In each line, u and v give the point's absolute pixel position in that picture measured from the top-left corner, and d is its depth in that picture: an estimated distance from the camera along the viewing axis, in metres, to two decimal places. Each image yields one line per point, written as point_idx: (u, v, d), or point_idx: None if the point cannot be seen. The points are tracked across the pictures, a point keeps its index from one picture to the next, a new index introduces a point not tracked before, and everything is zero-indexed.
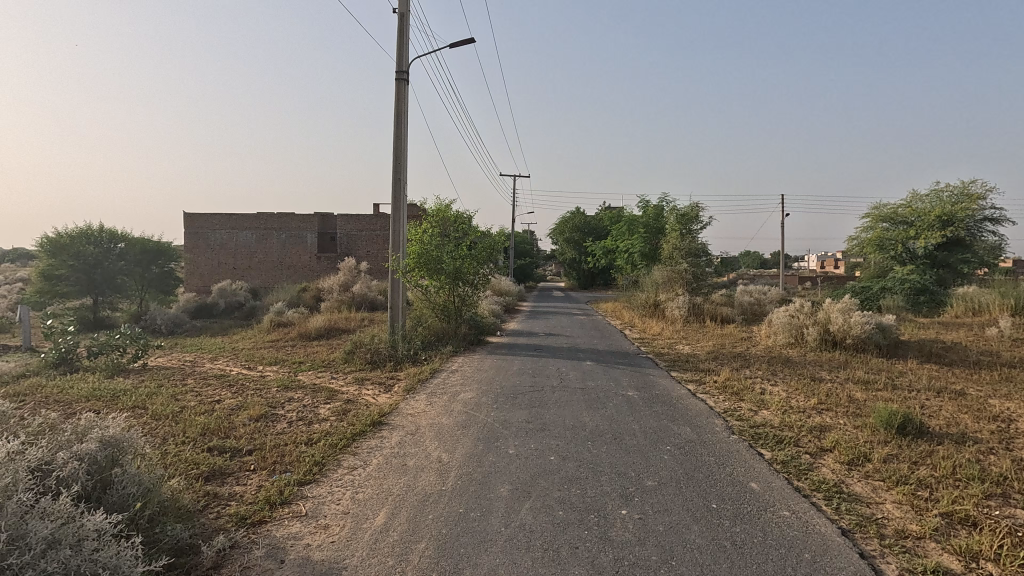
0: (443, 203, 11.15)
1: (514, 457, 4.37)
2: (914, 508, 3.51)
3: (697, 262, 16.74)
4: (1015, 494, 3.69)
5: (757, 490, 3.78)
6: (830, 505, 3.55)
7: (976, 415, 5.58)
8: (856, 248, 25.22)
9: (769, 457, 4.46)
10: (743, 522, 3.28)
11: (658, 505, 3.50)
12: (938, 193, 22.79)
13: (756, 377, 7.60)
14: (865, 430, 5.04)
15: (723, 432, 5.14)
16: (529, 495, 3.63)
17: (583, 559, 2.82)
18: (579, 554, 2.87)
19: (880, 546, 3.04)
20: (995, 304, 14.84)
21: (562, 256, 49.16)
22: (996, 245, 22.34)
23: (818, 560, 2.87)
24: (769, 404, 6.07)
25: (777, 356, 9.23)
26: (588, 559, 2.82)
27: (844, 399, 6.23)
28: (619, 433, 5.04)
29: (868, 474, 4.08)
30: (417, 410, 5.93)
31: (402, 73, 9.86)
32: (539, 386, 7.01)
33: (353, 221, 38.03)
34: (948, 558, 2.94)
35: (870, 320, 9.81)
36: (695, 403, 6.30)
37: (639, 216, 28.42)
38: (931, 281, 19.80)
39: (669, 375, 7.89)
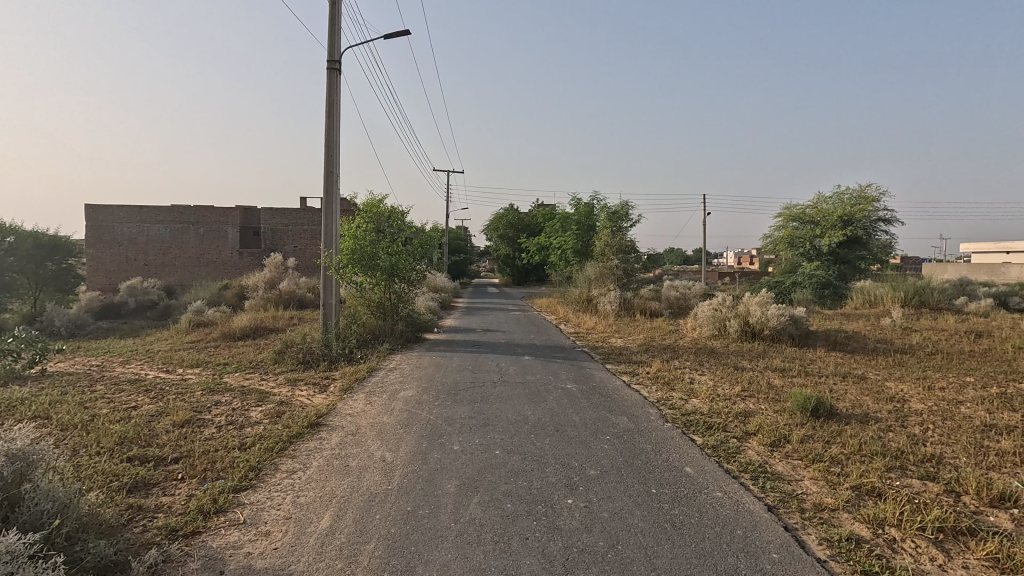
0: (376, 199, 10.88)
1: (460, 453, 4.36)
2: (829, 483, 3.83)
3: (627, 259, 17.36)
4: (911, 466, 4.12)
5: (691, 474, 3.99)
6: (757, 484, 3.82)
7: (875, 397, 6.16)
8: (770, 246, 27.01)
9: (700, 442, 4.72)
10: (680, 504, 3.46)
11: (602, 492, 3.62)
12: (840, 195, 24.82)
13: (685, 367, 8.01)
14: (784, 414, 5.45)
15: (658, 420, 5.38)
16: (477, 490, 3.64)
17: (534, 549, 2.87)
18: (529, 544, 2.92)
19: (801, 518, 3.31)
20: (889, 296, 16.41)
21: (496, 253, 49.39)
22: (888, 244, 24.74)
23: (749, 535, 3.07)
24: (698, 393, 6.42)
25: (703, 348, 9.73)
26: (538, 549, 2.87)
27: (764, 385, 6.71)
28: (561, 425, 5.14)
29: (788, 453, 4.41)
30: (356, 410, 5.77)
31: (334, 63, 9.51)
32: (479, 382, 7.02)
33: (277, 215, 36.34)
34: (859, 526, 3.24)
35: (785, 312, 10.57)
36: (630, 393, 6.54)
37: (571, 213, 29.05)
38: (834, 276, 21.56)
39: (604, 368, 8.14)
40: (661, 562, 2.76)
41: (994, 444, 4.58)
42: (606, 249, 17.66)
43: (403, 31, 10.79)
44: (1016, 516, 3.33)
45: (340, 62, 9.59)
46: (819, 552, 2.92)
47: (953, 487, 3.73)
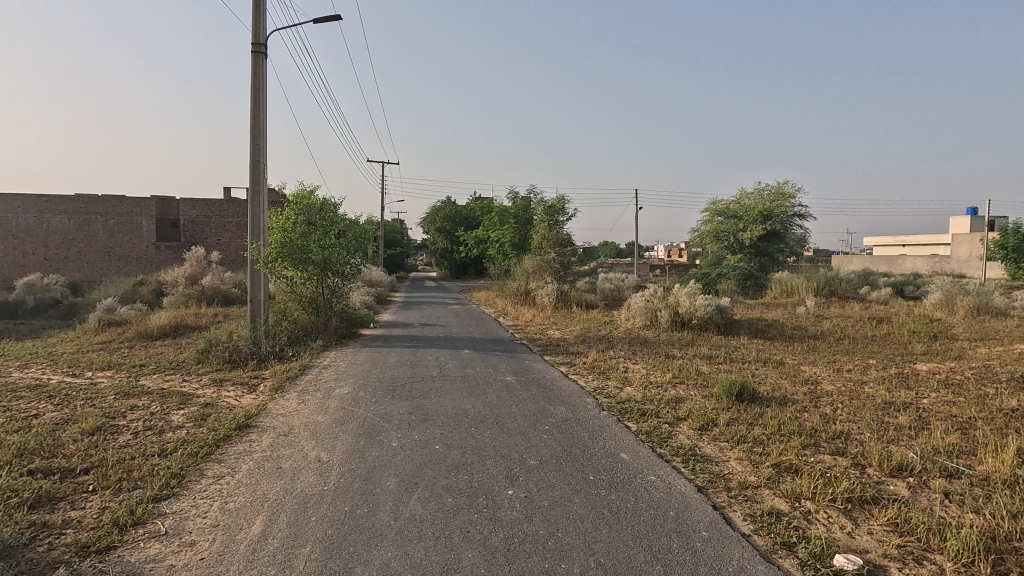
0: (306, 190, 10.46)
1: (398, 449, 4.30)
2: (752, 462, 4.07)
3: (564, 252, 17.67)
4: (823, 443, 4.46)
5: (627, 460, 4.13)
6: (687, 466, 4.01)
7: (791, 380, 6.62)
8: (697, 239, 28.29)
9: (635, 429, 4.89)
10: (617, 489, 3.58)
11: (542, 482, 3.68)
12: (760, 191, 26.37)
13: (620, 357, 8.27)
14: (712, 398, 5.74)
15: (595, 409, 5.53)
16: (417, 486, 3.60)
17: (475, 542, 2.87)
18: (471, 537, 2.92)
19: (728, 497, 3.51)
20: (804, 287, 17.63)
21: (434, 246, 48.87)
22: (802, 238, 26.54)
23: (681, 516, 3.22)
24: (632, 381, 6.65)
25: (636, 337, 10.07)
26: (480, 541, 2.88)
27: (693, 372, 7.04)
28: (501, 417, 5.18)
29: (715, 436, 4.66)
30: (288, 409, 5.54)
31: (260, 46, 9.02)
32: (418, 377, 6.94)
33: (198, 206, 34.19)
34: (779, 501, 3.47)
35: (712, 302, 11.13)
36: (567, 383, 6.67)
37: (508, 206, 29.16)
38: (755, 268, 22.90)
39: (543, 359, 8.27)
40: (600, 547, 2.84)
41: (893, 419, 5.04)
42: (543, 242, 17.91)
43: (333, 15, 10.39)
44: (911, 484, 3.68)
45: (266, 45, 9.10)
46: (744, 528, 3.10)
47: (859, 460, 4.07)
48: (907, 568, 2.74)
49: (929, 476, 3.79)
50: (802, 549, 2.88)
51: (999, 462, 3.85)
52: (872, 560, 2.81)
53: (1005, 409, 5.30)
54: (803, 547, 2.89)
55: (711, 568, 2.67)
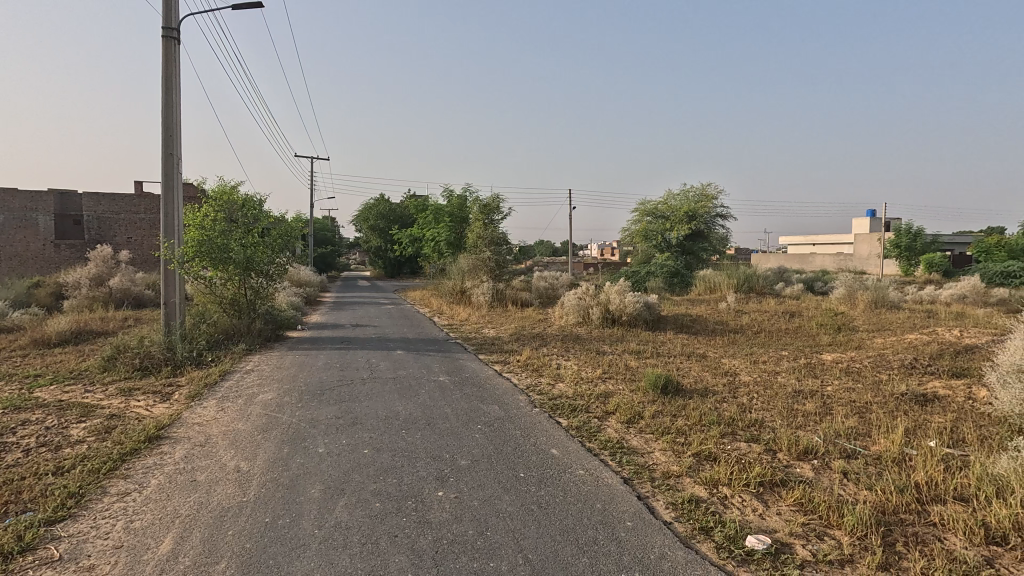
0: (227, 185, 9.90)
1: (325, 455, 4.16)
2: (674, 452, 4.26)
3: (499, 250, 17.76)
4: (739, 431, 4.73)
5: (557, 455, 4.20)
6: (615, 459, 4.13)
7: (712, 372, 6.98)
8: (628, 238, 29.25)
9: (565, 424, 4.99)
10: (546, 485, 3.64)
11: (473, 481, 3.68)
12: (685, 193, 27.66)
13: (553, 354, 8.40)
14: (639, 392, 5.96)
15: (527, 406, 5.59)
16: (343, 492, 3.49)
17: (403, 546, 2.83)
18: (398, 542, 2.87)
19: (651, 487, 3.65)
20: (725, 283, 18.63)
21: (367, 245, 47.72)
22: (724, 237, 28.07)
23: (607, 508, 3.32)
24: (564, 378, 6.78)
25: (569, 335, 10.28)
26: (408, 545, 2.84)
27: (622, 367, 7.27)
28: (433, 418, 5.12)
29: (641, 428, 4.84)
30: (206, 418, 5.23)
31: (171, 30, 8.44)
32: (347, 380, 6.74)
33: (105, 202, 31.61)
34: (699, 488, 3.65)
35: (640, 299, 11.56)
36: (501, 382, 6.71)
37: (443, 204, 28.94)
38: (681, 266, 23.97)
39: (476, 358, 8.27)
40: (528, 543, 2.88)
41: (801, 406, 5.43)
42: (478, 241, 17.92)
43: (255, 2, 9.89)
44: (816, 466, 3.98)
45: (179, 30, 8.54)
46: (666, 516, 3.24)
47: (770, 446, 4.35)
48: (809, 543, 2.96)
49: (830, 457, 4.11)
50: (718, 533, 3.04)
51: (889, 442, 4.25)
52: (780, 538, 3.02)
53: (896, 393, 5.85)
54: (719, 531, 3.05)
55: (635, 557, 2.77)
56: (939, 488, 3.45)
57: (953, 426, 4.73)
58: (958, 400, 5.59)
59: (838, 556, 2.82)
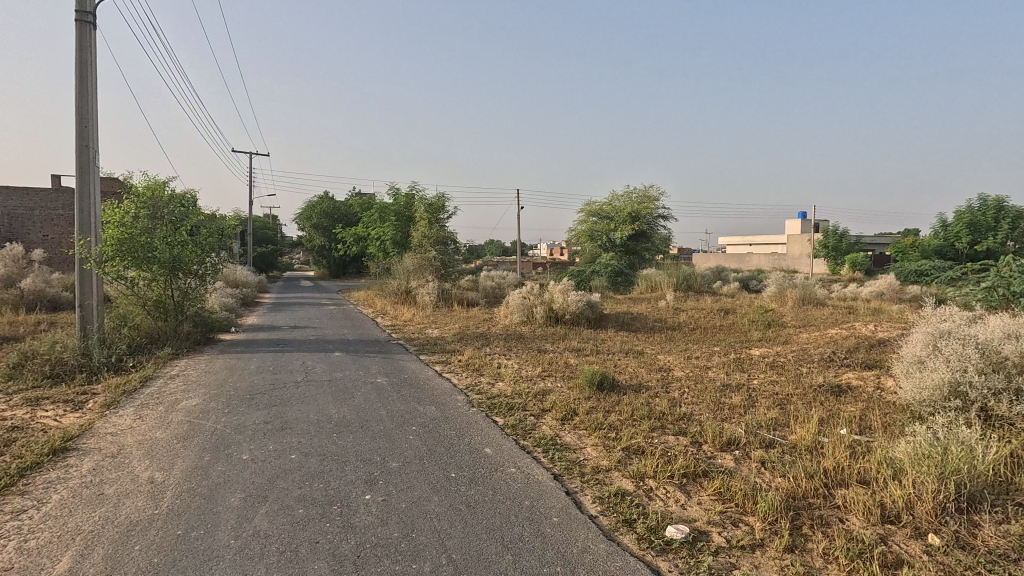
0: (152, 180, 9.37)
1: (249, 462, 4.00)
2: (605, 447, 4.36)
3: (444, 250, 17.66)
4: (669, 424, 4.90)
5: (490, 454, 4.22)
6: (547, 455, 4.20)
7: (648, 368, 7.20)
8: (574, 238, 29.72)
9: (502, 423, 5.02)
10: (476, 484, 3.64)
11: (402, 483, 3.64)
12: (629, 194, 28.46)
13: (495, 353, 8.43)
14: (576, 389, 6.07)
15: (464, 406, 5.58)
16: (265, 500, 3.38)
17: (323, 553, 2.77)
18: (319, 548, 2.81)
19: (580, 482, 3.72)
20: (665, 282, 19.25)
21: (310, 244, 46.35)
22: (665, 238, 29.05)
23: (535, 504, 3.37)
24: (504, 376, 6.81)
25: (512, 334, 10.34)
26: (328, 551, 2.78)
27: (562, 365, 7.38)
28: (367, 420, 5.03)
29: (575, 425, 4.92)
30: (121, 427, 4.93)
31: (86, 14, 7.91)
32: (280, 383, 6.52)
33: (17, 198, 29.31)
34: (626, 481, 3.76)
35: (583, 298, 11.76)
36: (440, 382, 6.67)
37: (389, 203, 28.51)
38: (625, 266, 24.60)
39: (418, 359, 8.18)
40: (452, 543, 2.87)
41: (728, 399, 5.68)
42: (423, 240, 17.76)
43: None
44: (736, 456, 4.18)
45: (94, 15, 8.00)
46: (592, 510, 3.32)
47: (696, 438, 4.54)
48: (725, 530, 3.10)
49: (750, 447, 4.33)
50: (640, 524, 3.14)
51: (805, 431, 4.51)
52: (697, 527, 3.15)
53: (815, 385, 6.21)
54: (641, 523, 3.15)
55: (558, 551, 2.82)
56: (845, 473, 3.69)
57: (862, 414, 5.08)
58: (868, 390, 6.01)
59: (750, 541, 2.98)
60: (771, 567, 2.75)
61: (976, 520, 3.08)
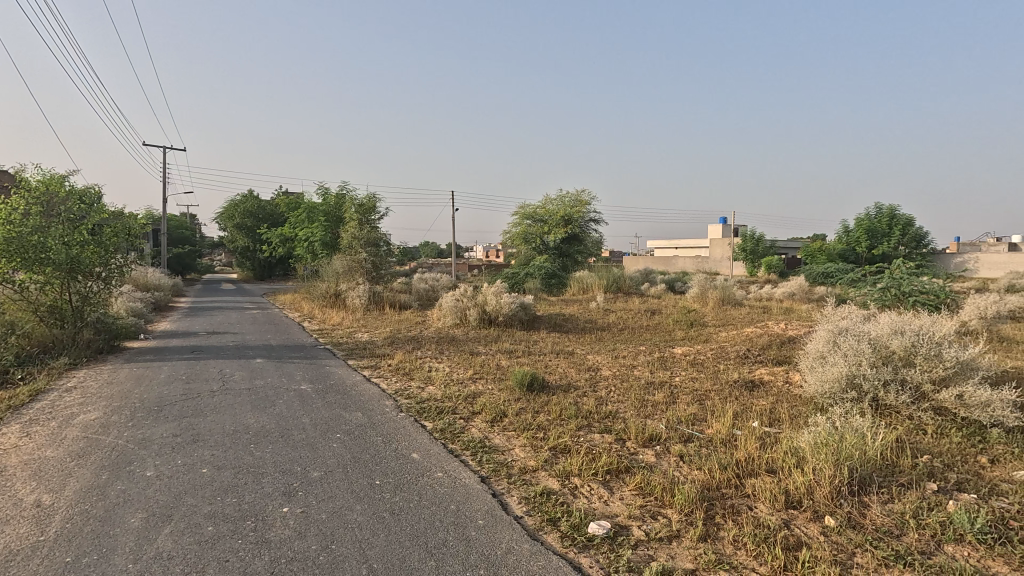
0: (46, 174, 8.58)
1: (154, 479, 3.73)
2: (533, 447, 4.42)
3: (376, 251, 17.26)
4: (595, 422, 5.03)
5: (417, 459, 4.17)
6: (475, 459, 4.19)
7: (577, 369, 7.36)
8: (508, 241, 29.94)
9: (431, 427, 4.97)
10: (401, 491, 3.58)
11: (323, 493, 3.52)
12: (561, 198, 29.05)
13: (426, 356, 8.33)
14: (506, 391, 6.11)
15: (393, 411, 5.47)
16: (170, 519, 3.16)
17: (234, 571, 2.62)
18: (229, 567, 2.66)
19: (507, 483, 3.75)
20: (596, 284, 19.78)
21: (232, 244, 43.92)
22: (597, 241, 29.88)
23: (461, 508, 3.36)
24: (434, 380, 6.74)
25: (445, 336, 10.26)
26: (239, 569, 2.64)
27: (493, 367, 7.40)
28: (287, 429, 4.82)
29: (504, 426, 4.95)
30: (5, 447, 4.45)
31: None
32: (193, 393, 6.11)
33: None
34: (552, 480, 3.82)
35: (515, 300, 11.87)
36: (368, 387, 6.50)
37: (317, 203, 27.52)
38: (558, 268, 25.05)
39: (345, 364, 7.94)
40: (374, 552, 2.81)
41: (652, 397, 5.91)
42: (353, 241, 17.27)
43: None
44: (657, 451, 4.35)
45: None
46: (518, 511, 3.35)
47: (621, 435, 4.69)
48: (644, 524, 3.22)
49: (671, 442, 4.52)
50: (564, 522, 3.20)
51: (720, 425, 4.78)
52: (619, 521, 3.25)
53: (731, 381, 6.60)
54: (565, 521, 3.21)
55: (482, 554, 2.82)
56: (754, 462, 3.94)
57: (771, 407, 5.44)
58: (777, 384, 6.45)
59: (667, 532, 3.11)
60: (685, 556, 2.88)
61: (866, 500, 3.38)
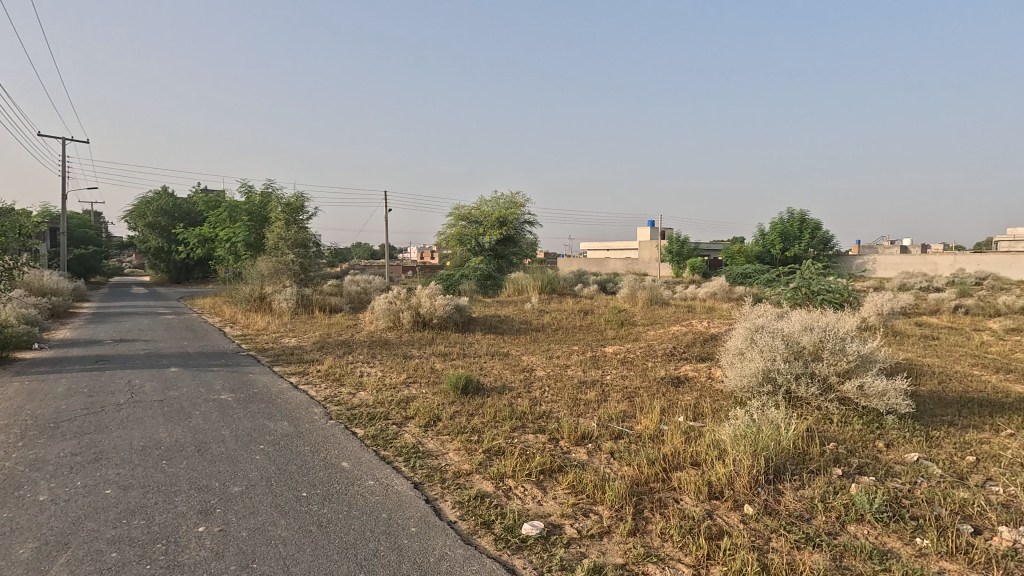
0: None
1: (47, 504, 3.39)
2: (467, 451, 4.40)
3: (304, 253, 16.60)
4: (529, 423, 5.08)
5: (347, 468, 4.04)
6: (408, 465, 4.11)
7: (512, 370, 7.40)
8: (443, 242, 29.66)
9: (362, 434, 4.83)
10: (330, 502, 3.46)
11: (244, 509, 3.33)
12: (496, 199, 29.15)
13: (357, 361, 8.10)
14: (440, 395, 6.05)
15: (321, 419, 5.27)
16: (66, 547, 2.88)
17: None
18: None
19: (441, 488, 3.71)
20: (531, 285, 20.00)
21: (143, 245, 40.83)
22: (532, 242, 30.22)
23: (393, 516, 3.28)
24: (366, 385, 6.57)
25: (377, 340, 10.03)
26: None
27: (427, 370, 7.31)
28: (205, 443, 4.53)
29: (438, 430, 4.90)
30: None
31: None
32: (96, 407, 5.61)
33: None
34: (486, 483, 3.81)
35: (450, 302, 11.78)
36: (294, 395, 6.23)
37: (240, 201, 26.11)
38: (493, 270, 25.10)
39: (270, 371, 7.57)
40: (299, 569, 2.69)
41: (584, 395, 6.04)
42: (279, 242, 16.51)
43: None
44: (589, 449, 4.45)
45: None
46: (451, 515, 3.32)
47: (554, 435, 4.76)
48: (577, 522, 3.28)
49: (602, 439, 4.64)
50: (498, 525, 3.20)
51: (649, 420, 4.96)
52: (552, 521, 3.29)
53: (659, 378, 6.86)
54: (499, 523, 3.21)
55: (413, 562, 2.77)
56: (681, 456, 4.11)
57: (696, 402, 5.71)
58: (701, 380, 6.78)
59: (599, 529, 3.19)
60: (616, 551, 2.96)
61: (780, 488, 3.62)
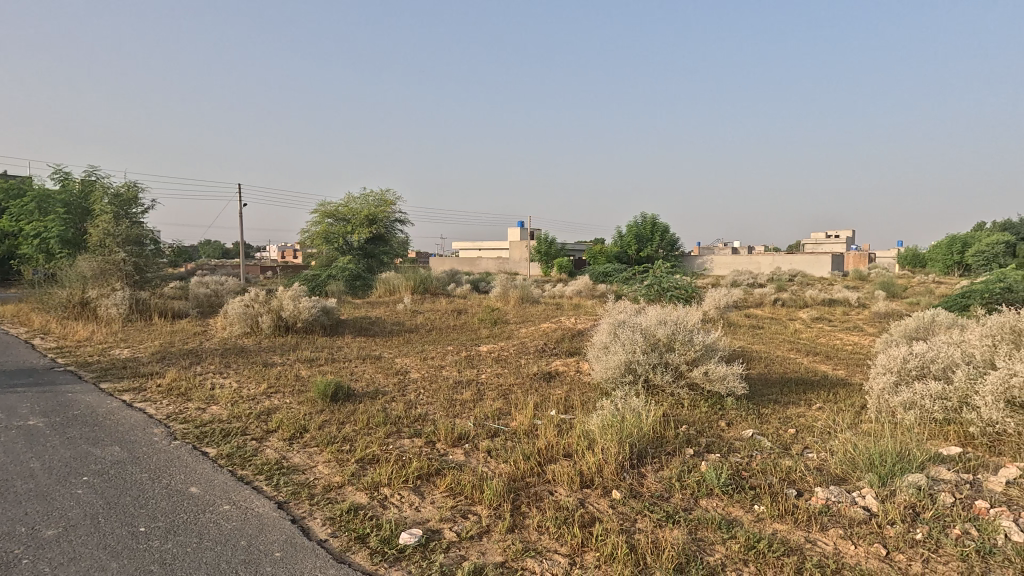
0: None
1: None
2: (338, 462, 4.16)
3: (138, 251, 14.55)
4: (405, 427, 4.95)
5: (196, 494, 3.61)
6: (270, 483, 3.78)
7: (385, 373, 7.16)
8: (307, 240, 27.86)
9: (214, 453, 4.35)
10: (175, 536, 3.06)
11: (61, 557, 2.82)
12: (365, 197, 28.08)
13: (207, 372, 7.28)
14: (307, 404, 5.66)
15: (163, 440, 4.65)
16: None
17: None
18: None
19: (309, 505, 3.47)
20: (404, 285, 19.56)
21: None
22: (403, 242, 29.60)
23: (253, 543, 3.00)
24: (219, 399, 5.93)
25: (231, 347, 9.11)
26: None
27: (291, 379, 6.80)
28: (5, 481, 3.76)
29: (305, 443, 4.58)
30: None
31: None
32: None
33: None
34: (360, 495, 3.64)
35: (316, 304, 11.09)
36: (128, 415, 5.42)
37: (53, 190, 22.21)
38: (362, 270, 24.12)
39: (96, 389, 6.52)
40: None
41: (460, 396, 6.03)
42: (106, 238, 14.30)
43: None
44: (466, 449, 4.45)
45: None
46: (322, 534, 3.12)
47: (430, 438, 4.69)
48: (455, 525, 3.26)
49: (478, 439, 4.67)
50: (374, 537, 3.08)
51: (523, 416, 5.09)
52: (430, 527, 3.24)
53: (531, 374, 7.09)
54: (374, 536, 3.09)
55: None
56: (554, 449, 4.28)
57: (566, 395, 5.99)
58: (570, 374, 7.12)
59: (477, 530, 3.20)
60: (495, 550, 3.00)
61: (642, 471, 3.93)
